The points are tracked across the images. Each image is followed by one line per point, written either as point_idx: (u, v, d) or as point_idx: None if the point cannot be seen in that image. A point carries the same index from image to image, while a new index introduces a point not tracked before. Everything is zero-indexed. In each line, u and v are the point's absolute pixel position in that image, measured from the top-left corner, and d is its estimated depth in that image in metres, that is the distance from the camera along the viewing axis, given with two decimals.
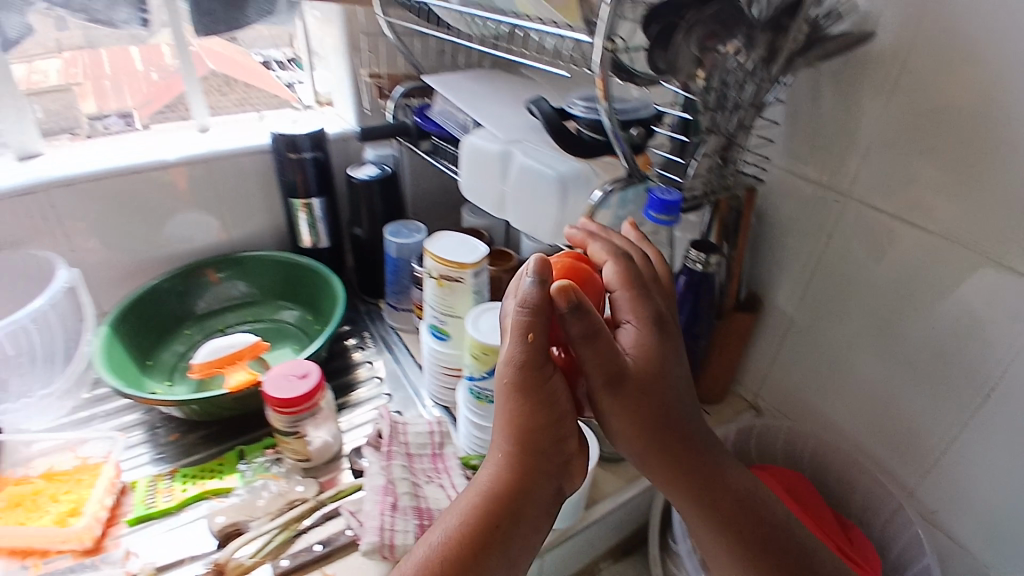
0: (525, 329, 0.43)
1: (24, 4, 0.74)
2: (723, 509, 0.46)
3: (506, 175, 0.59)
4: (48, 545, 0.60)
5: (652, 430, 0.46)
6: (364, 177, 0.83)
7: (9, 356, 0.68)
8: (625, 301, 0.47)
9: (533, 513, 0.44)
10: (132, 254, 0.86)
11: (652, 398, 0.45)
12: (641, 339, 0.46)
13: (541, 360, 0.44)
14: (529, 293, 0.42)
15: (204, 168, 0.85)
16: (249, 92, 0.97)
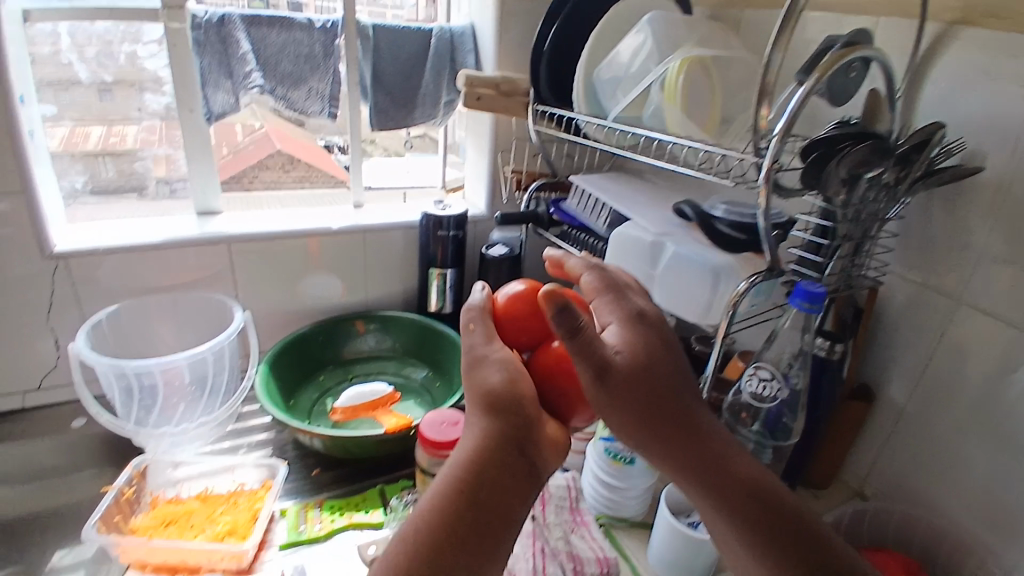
0: (470, 324, 0.53)
1: (240, 87, 0.89)
2: (729, 496, 0.50)
3: (656, 261, 0.70)
4: (200, 561, 0.62)
5: (654, 419, 0.50)
6: (496, 255, 0.93)
7: (186, 384, 0.75)
8: (605, 303, 0.54)
9: (505, 493, 0.45)
10: (285, 306, 0.97)
11: (648, 389, 0.50)
12: (625, 332, 0.52)
13: (486, 344, 0.51)
14: (473, 299, 0.55)
15: (361, 237, 0.97)
16: (310, 172, 1.11)
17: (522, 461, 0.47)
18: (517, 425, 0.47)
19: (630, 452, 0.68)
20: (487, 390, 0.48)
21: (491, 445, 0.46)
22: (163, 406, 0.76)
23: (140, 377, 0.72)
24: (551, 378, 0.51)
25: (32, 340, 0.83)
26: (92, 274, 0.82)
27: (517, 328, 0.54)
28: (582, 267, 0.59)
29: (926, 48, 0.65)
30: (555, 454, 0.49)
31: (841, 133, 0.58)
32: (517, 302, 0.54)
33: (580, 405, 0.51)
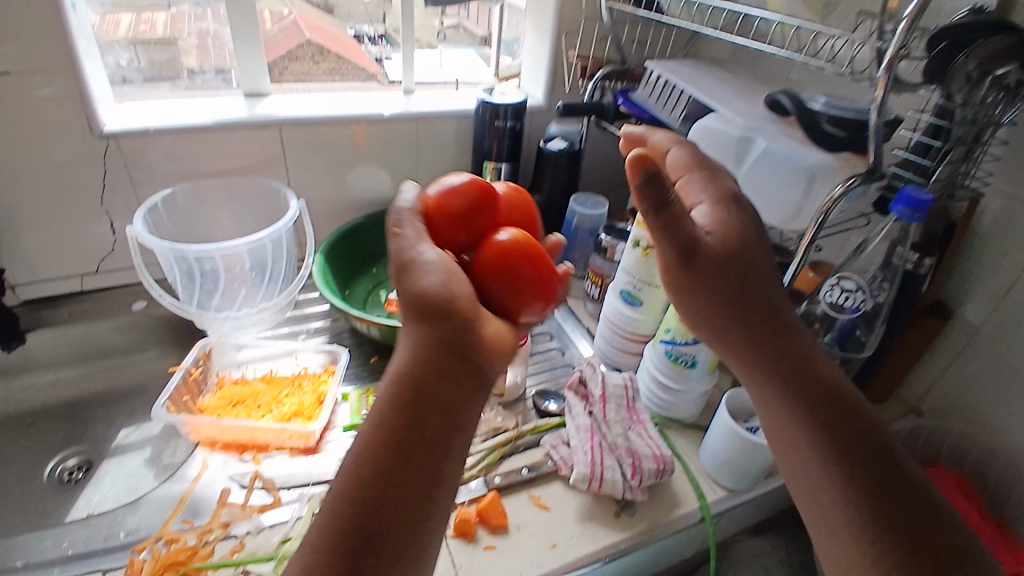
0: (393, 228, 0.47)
1: None
2: (803, 391, 0.48)
3: (743, 157, 0.67)
4: (269, 440, 0.63)
5: (737, 300, 0.50)
6: (554, 149, 0.86)
7: (247, 270, 0.75)
8: (697, 181, 0.56)
9: (455, 397, 0.40)
10: (336, 195, 0.94)
11: (731, 273, 0.50)
12: (716, 212, 0.53)
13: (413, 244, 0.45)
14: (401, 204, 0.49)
15: (413, 125, 0.92)
16: (341, 64, 0.99)
17: (467, 361, 0.41)
18: (456, 330, 0.41)
19: (692, 356, 0.67)
20: (416, 293, 0.41)
21: (426, 352, 0.40)
22: (224, 292, 0.77)
23: (201, 262, 0.72)
24: (500, 274, 0.46)
25: (87, 223, 0.82)
26: (143, 155, 0.79)
27: (448, 226, 0.48)
28: (670, 145, 0.60)
29: None
30: (502, 356, 0.44)
31: (975, 21, 0.53)
32: (451, 199, 0.48)
33: (531, 300, 0.48)
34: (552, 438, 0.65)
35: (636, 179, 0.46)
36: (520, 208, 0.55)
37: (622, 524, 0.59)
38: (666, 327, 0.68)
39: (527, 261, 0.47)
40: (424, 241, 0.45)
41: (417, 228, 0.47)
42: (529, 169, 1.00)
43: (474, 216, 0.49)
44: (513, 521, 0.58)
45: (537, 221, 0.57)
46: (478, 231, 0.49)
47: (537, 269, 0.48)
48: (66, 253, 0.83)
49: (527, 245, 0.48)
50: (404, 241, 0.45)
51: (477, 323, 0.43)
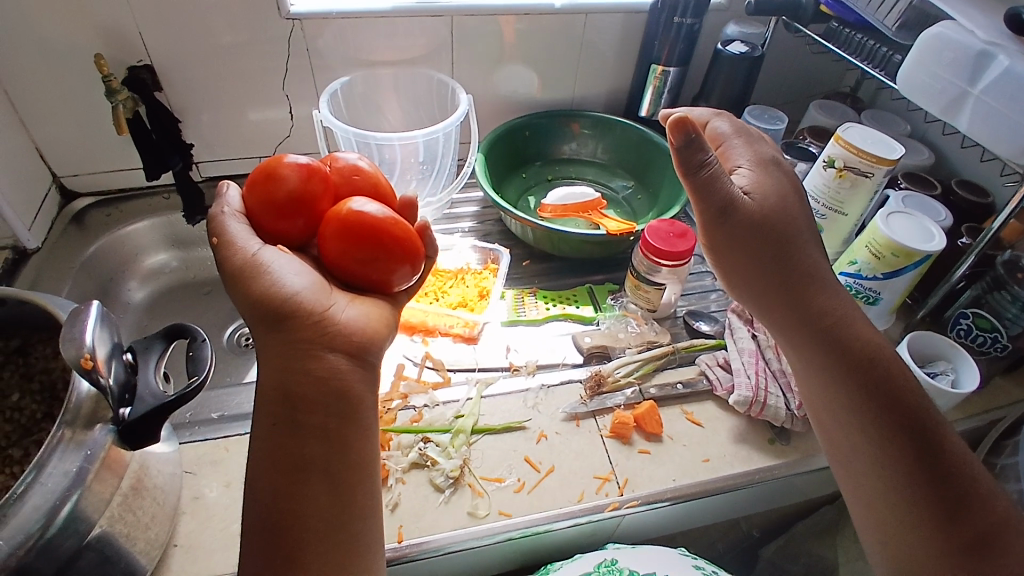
0: (214, 235, 0.47)
1: None
2: (828, 354, 0.50)
3: (978, 76, 0.58)
4: (436, 325, 0.67)
5: (773, 261, 0.52)
6: (733, 53, 0.79)
7: (419, 162, 0.77)
8: (741, 146, 0.56)
9: (325, 395, 0.42)
10: (492, 93, 0.93)
11: (763, 236, 0.51)
12: (756, 174, 0.54)
13: (235, 249, 0.45)
14: (220, 206, 0.49)
15: (581, 21, 0.86)
16: None
17: (322, 353, 0.42)
18: (305, 329, 0.42)
19: (876, 292, 0.63)
20: (253, 300, 0.43)
21: (279, 359, 0.42)
22: (399, 182, 0.79)
23: (382, 150, 0.74)
24: (349, 257, 0.47)
25: (265, 106, 0.86)
26: (321, 39, 0.81)
27: (278, 222, 0.48)
28: (710, 117, 0.60)
29: None
30: (377, 332, 0.46)
31: None
32: (273, 186, 0.48)
33: (395, 265, 0.48)
34: (708, 358, 0.64)
35: (675, 143, 0.48)
36: (364, 174, 0.54)
37: (777, 451, 0.58)
38: (852, 258, 0.63)
39: (379, 232, 0.47)
40: (253, 241, 0.46)
41: (245, 231, 0.47)
42: (696, 75, 0.92)
43: (305, 201, 0.49)
44: (668, 431, 0.59)
45: (386, 185, 0.55)
46: (313, 214, 0.49)
47: (391, 237, 0.48)
48: (242, 135, 0.88)
49: (377, 218, 0.48)
50: (228, 247, 0.45)
51: (326, 315, 0.44)
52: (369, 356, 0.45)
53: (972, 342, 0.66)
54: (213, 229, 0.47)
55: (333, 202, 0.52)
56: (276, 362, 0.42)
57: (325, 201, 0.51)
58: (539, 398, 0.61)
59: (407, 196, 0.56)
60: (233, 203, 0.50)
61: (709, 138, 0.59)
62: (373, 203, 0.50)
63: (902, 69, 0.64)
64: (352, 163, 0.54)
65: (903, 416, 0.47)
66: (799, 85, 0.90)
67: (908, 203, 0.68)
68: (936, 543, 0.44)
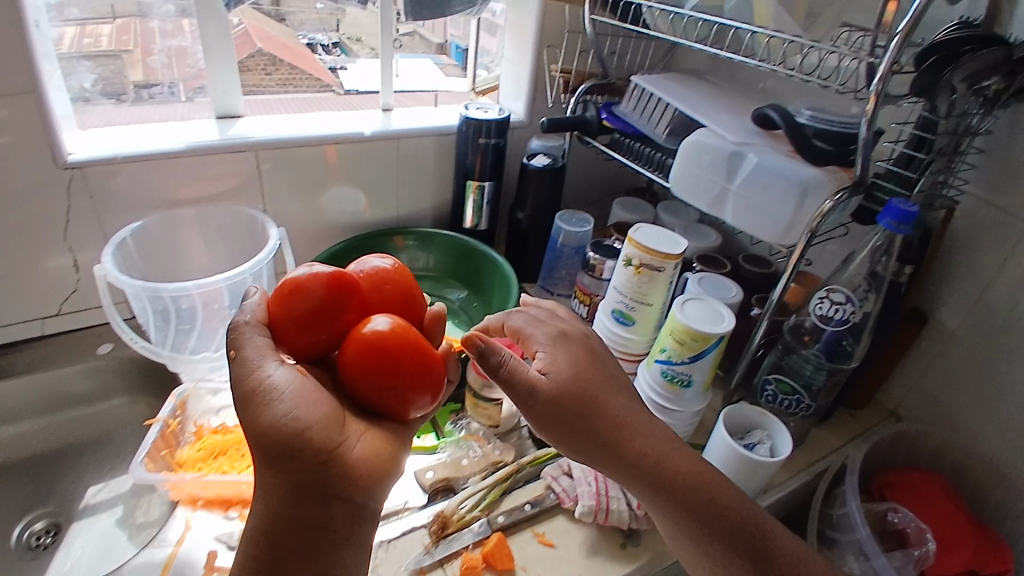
0: (232, 346, 0.43)
1: None
2: (660, 493, 0.52)
3: (734, 173, 0.64)
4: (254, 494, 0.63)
5: (584, 429, 0.52)
6: (537, 166, 0.85)
7: (225, 306, 0.73)
8: (537, 334, 0.58)
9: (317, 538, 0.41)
10: (315, 222, 0.90)
11: (570, 406, 0.52)
12: (551, 354, 0.56)
13: (249, 372, 0.42)
14: (240, 316, 0.45)
15: (395, 145, 0.89)
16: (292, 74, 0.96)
17: (325, 497, 0.41)
18: (312, 470, 0.40)
19: (688, 375, 0.66)
20: (262, 432, 0.40)
21: (288, 496, 0.40)
22: (206, 326, 0.74)
23: (178, 301, 0.70)
24: (366, 377, 0.43)
25: (47, 259, 0.75)
26: (109, 183, 0.74)
27: (301, 329, 0.44)
28: (504, 314, 0.62)
29: None
30: (382, 473, 0.43)
31: (965, 36, 0.56)
32: (296, 301, 0.44)
33: (413, 395, 0.45)
34: (552, 469, 0.63)
35: (471, 354, 0.49)
36: (397, 280, 0.49)
37: (628, 555, 0.58)
38: (662, 347, 0.67)
39: (401, 355, 0.43)
40: (269, 358, 0.42)
41: (265, 345, 0.44)
42: (511, 185, 0.98)
43: (332, 311, 0.44)
44: (519, 562, 0.56)
45: (418, 295, 0.51)
46: (339, 327, 0.45)
47: (412, 360, 0.44)
48: (20, 296, 0.76)
49: (398, 337, 0.44)
50: (244, 365, 0.42)
51: (336, 453, 0.41)
52: (366, 504, 0.42)
53: (780, 406, 0.72)
54: (231, 339, 0.44)
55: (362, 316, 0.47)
56: (277, 500, 0.41)
57: (356, 310, 0.46)
58: (377, 559, 0.55)
59: (436, 309, 0.53)
60: (254, 309, 0.46)
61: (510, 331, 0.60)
62: (399, 321, 0.46)
63: (673, 170, 0.70)
64: (383, 268, 0.50)
65: (740, 539, 0.51)
66: (603, 186, 0.98)
67: (705, 283, 0.75)
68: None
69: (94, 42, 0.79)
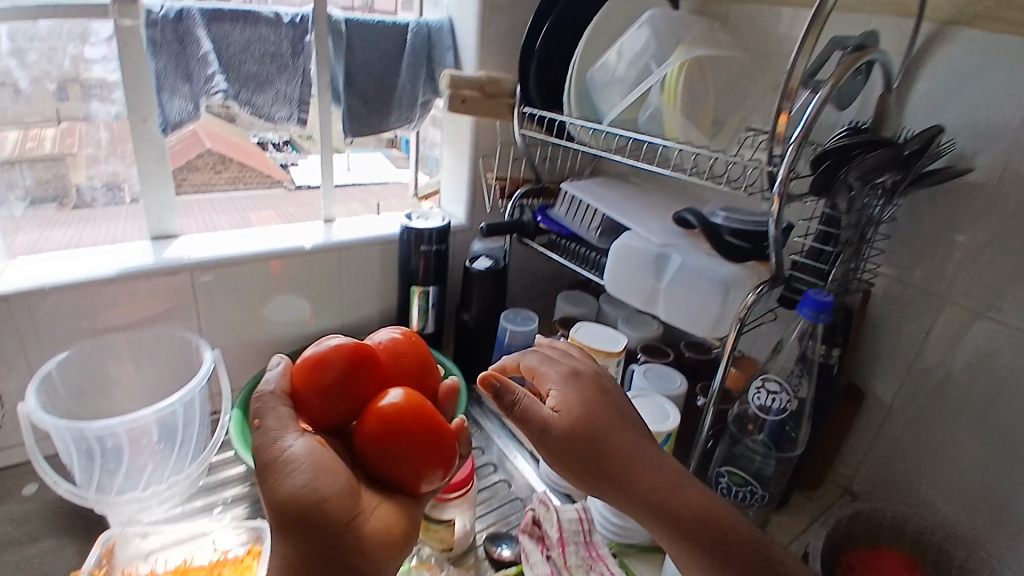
0: (256, 416, 0.44)
1: (202, 88, 0.71)
2: (682, 533, 0.50)
3: (662, 273, 0.67)
4: None
5: (598, 467, 0.52)
6: (480, 269, 0.87)
7: (154, 441, 0.68)
8: (550, 372, 0.57)
9: None
10: (255, 337, 0.88)
11: (583, 443, 0.52)
12: (564, 392, 0.55)
13: (274, 442, 0.43)
14: (264, 386, 0.46)
15: (336, 256, 0.89)
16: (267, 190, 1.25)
17: (337, 566, 0.41)
18: (325, 540, 0.41)
19: None
20: (281, 504, 0.41)
21: (303, 564, 0.41)
22: (134, 466, 0.68)
23: (104, 440, 0.65)
24: (382, 452, 0.43)
25: None
26: (34, 313, 0.71)
27: (322, 401, 0.44)
28: (518, 353, 0.60)
29: (924, 39, 0.63)
30: (392, 548, 0.43)
31: (852, 141, 0.57)
32: (318, 372, 0.44)
33: (426, 469, 0.44)
34: None
35: (487, 394, 0.50)
36: (413, 351, 0.50)
37: None
38: None
39: (414, 424, 0.43)
40: (290, 430, 0.43)
41: (288, 416, 0.44)
42: (457, 286, 0.99)
43: (349, 384, 0.44)
44: None
45: (433, 363, 0.51)
46: (358, 398, 0.45)
47: (427, 433, 0.44)
48: None
49: (413, 407, 0.44)
50: (267, 434, 0.43)
51: (351, 523, 0.41)
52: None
53: (736, 499, 0.71)
54: (255, 409, 0.45)
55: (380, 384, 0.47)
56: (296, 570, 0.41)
57: (374, 381, 0.46)
58: None
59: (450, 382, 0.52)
60: (276, 378, 0.46)
61: (524, 372, 0.59)
62: (412, 391, 0.46)
63: (606, 272, 0.72)
64: (397, 339, 0.50)
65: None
66: (547, 281, 1.01)
67: (650, 374, 0.76)
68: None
69: (37, 145, 0.76)
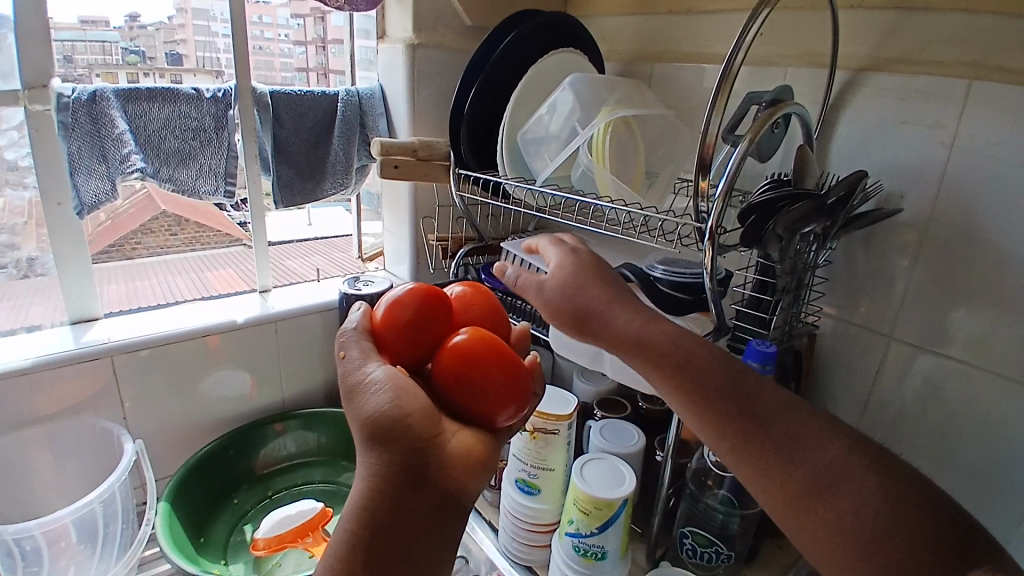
0: (340, 349, 0.43)
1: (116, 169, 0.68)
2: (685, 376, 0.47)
3: None
4: None
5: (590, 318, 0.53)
6: None
7: (76, 542, 0.60)
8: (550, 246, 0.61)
9: (415, 531, 0.36)
10: (190, 419, 0.82)
11: (577, 296, 0.54)
12: (563, 260, 0.58)
13: (356, 366, 0.41)
14: (347, 324, 0.45)
15: (273, 328, 0.85)
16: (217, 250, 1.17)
17: (416, 484, 0.37)
18: (411, 459, 0.37)
19: (600, 546, 0.62)
20: (366, 421, 0.37)
21: (385, 486, 0.36)
22: (52, 572, 0.59)
23: (18, 545, 0.57)
24: (462, 381, 0.41)
25: None
26: None
27: (405, 338, 0.43)
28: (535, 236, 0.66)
29: (840, 87, 0.65)
30: (476, 473, 0.39)
31: (775, 194, 0.57)
32: (397, 311, 0.43)
33: (505, 403, 0.42)
34: None
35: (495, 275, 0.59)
36: (482, 304, 0.49)
37: None
38: (569, 518, 0.64)
39: (493, 361, 0.41)
40: (371, 361, 0.41)
41: (369, 350, 0.42)
42: None
43: (427, 322, 0.44)
44: None
45: (504, 318, 0.50)
46: (438, 335, 0.44)
47: (503, 367, 0.42)
48: None
49: (490, 343, 0.43)
50: (350, 362, 0.41)
51: (432, 442, 0.37)
52: (463, 500, 0.38)
53: (701, 560, 0.68)
54: (339, 345, 0.43)
55: (454, 328, 0.46)
56: (377, 493, 0.36)
57: (450, 325, 0.45)
58: None
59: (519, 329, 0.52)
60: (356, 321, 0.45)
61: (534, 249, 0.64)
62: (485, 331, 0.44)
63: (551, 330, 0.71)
64: (466, 294, 0.50)
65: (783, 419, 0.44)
66: None
67: (606, 430, 0.74)
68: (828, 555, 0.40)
69: None
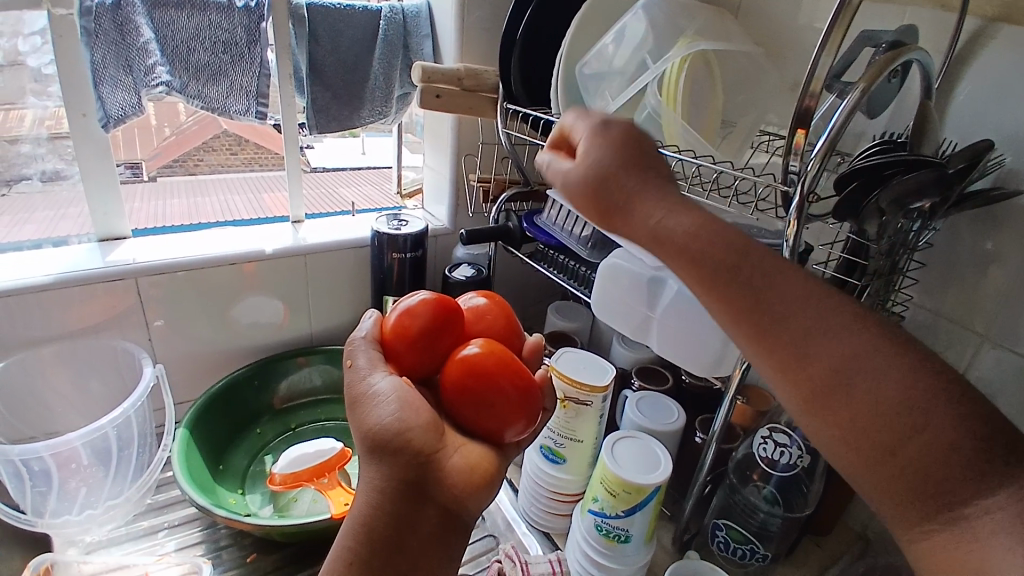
0: (348, 359, 0.40)
1: (140, 82, 0.63)
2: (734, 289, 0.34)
3: (656, 302, 0.58)
4: None
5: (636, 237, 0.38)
6: (461, 279, 0.78)
7: (86, 465, 0.60)
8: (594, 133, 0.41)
9: (416, 543, 0.34)
10: (213, 346, 0.80)
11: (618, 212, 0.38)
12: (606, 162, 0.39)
13: (360, 377, 0.38)
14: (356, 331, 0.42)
15: (302, 262, 0.81)
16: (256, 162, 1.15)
17: (418, 497, 0.34)
18: (413, 472, 0.34)
19: (625, 529, 0.58)
20: (368, 434, 0.35)
21: (387, 497, 0.34)
22: (60, 492, 0.60)
23: (28, 464, 0.56)
24: (471, 399, 0.37)
25: None
26: None
27: (412, 350, 0.38)
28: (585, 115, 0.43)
29: (968, 36, 0.52)
30: (480, 490, 0.36)
31: (886, 157, 0.47)
32: (405, 320, 0.38)
33: (513, 420, 0.37)
34: None
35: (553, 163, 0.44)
36: (499, 312, 0.44)
37: None
38: (593, 495, 0.59)
39: (503, 375, 0.36)
40: (378, 370, 0.38)
41: (377, 357, 0.39)
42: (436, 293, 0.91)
43: (439, 334, 0.38)
44: None
45: (521, 326, 0.45)
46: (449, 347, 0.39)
47: (517, 384, 0.37)
48: None
49: (502, 355, 0.38)
50: (355, 371, 0.38)
51: (433, 459, 0.35)
52: (465, 517, 0.35)
53: (733, 555, 0.63)
54: (347, 355, 0.40)
55: (466, 335, 0.41)
56: (381, 503, 0.34)
57: (462, 336, 0.40)
58: None
59: (534, 340, 0.46)
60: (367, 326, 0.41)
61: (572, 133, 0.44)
62: (498, 344, 0.39)
63: (595, 293, 0.64)
64: (482, 301, 0.44)
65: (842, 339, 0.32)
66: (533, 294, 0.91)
67: (644, 405, 0.68)
68: (864, 468, 0.31)
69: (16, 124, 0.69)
